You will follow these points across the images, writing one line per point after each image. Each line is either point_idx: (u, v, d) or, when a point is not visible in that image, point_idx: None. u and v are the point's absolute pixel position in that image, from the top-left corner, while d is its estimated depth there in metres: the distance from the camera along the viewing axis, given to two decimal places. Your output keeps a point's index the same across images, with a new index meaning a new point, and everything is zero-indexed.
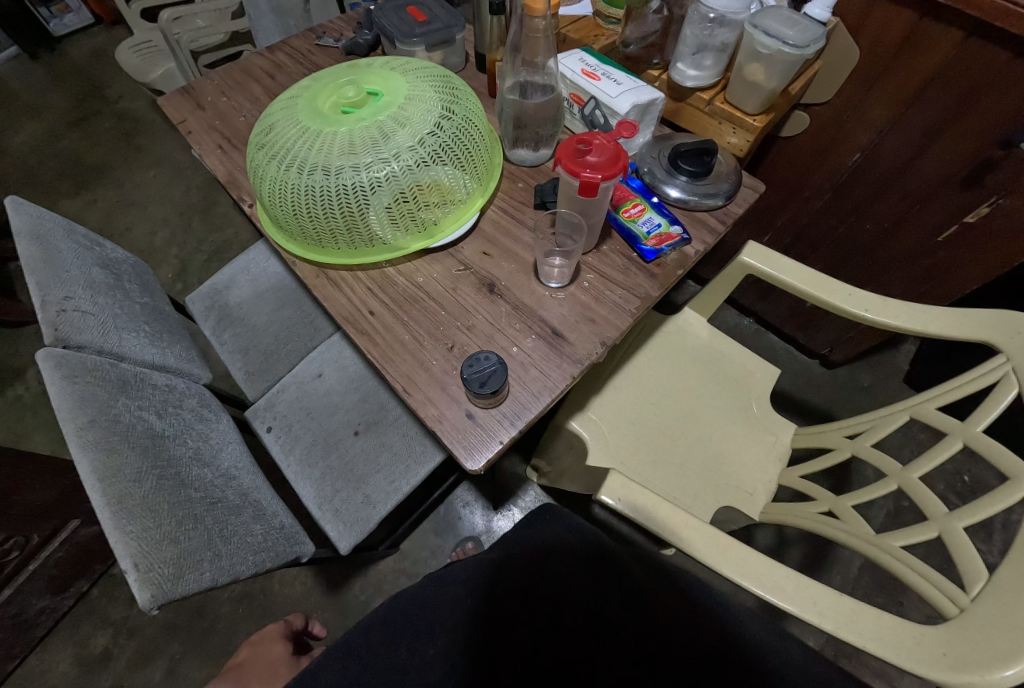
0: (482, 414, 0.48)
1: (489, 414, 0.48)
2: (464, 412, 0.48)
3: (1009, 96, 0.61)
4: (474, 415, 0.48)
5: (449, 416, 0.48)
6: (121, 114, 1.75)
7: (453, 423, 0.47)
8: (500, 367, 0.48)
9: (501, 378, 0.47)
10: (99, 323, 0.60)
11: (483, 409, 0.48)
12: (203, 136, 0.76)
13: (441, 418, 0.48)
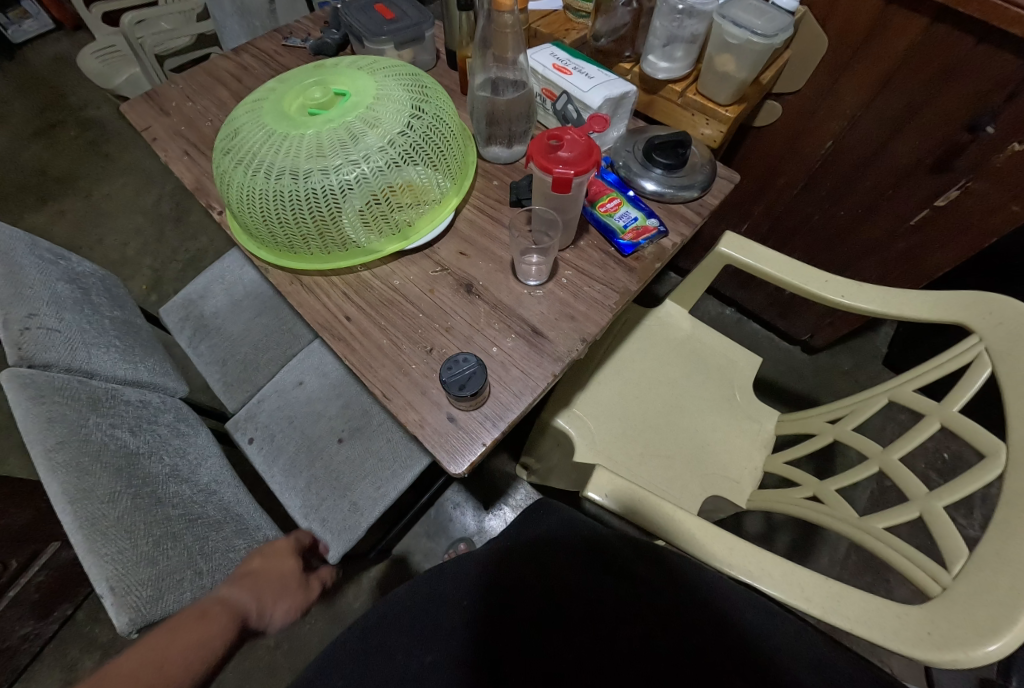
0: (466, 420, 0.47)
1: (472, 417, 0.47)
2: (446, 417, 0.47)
3: (975, 80, 0.62)
4: (456, 421, 0.47)
5: (433, 420, 0.47)
6: (87, 122, 1.70)
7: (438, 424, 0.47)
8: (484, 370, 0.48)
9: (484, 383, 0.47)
10: (66, 340, 0.58)
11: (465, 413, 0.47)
12: (169, 143, 0.73)
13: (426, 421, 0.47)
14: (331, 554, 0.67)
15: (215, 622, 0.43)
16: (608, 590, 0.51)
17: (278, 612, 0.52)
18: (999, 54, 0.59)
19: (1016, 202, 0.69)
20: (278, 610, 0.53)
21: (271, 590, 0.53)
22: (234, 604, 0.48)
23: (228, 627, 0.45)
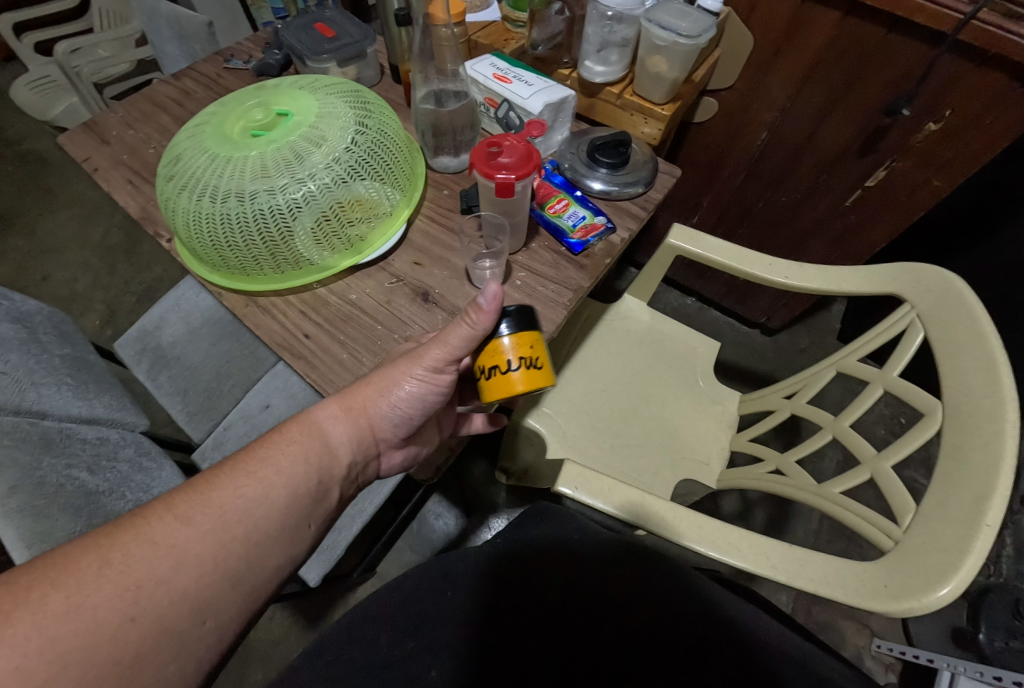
0: (493, 369, 0.44)
1: (525, 385, 0.43)
2: (473, 314, 0.42)
3: (889, 67, 0.67)
4: (487, 315, 0.41)
5: (454, 369, 0.47)
6: (25, 156, 1.63)
7: (469, 342, 0.43)
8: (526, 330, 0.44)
9: (528, 343, 0.44)
10: (13, 382, 0.55)
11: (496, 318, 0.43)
12: (111, 173, 0.72)
13: (451, 339, 0.43)
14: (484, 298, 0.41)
15: (297, 462, 0.43)
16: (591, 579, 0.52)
17: (386, 402, 0.47)
18: (908, 41, 0.64)
19: (938, 177, 0.73)
20: (387, 384, 0.46)
21: (375, 402, 0.47)
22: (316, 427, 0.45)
23: (326, 477, 0.45)
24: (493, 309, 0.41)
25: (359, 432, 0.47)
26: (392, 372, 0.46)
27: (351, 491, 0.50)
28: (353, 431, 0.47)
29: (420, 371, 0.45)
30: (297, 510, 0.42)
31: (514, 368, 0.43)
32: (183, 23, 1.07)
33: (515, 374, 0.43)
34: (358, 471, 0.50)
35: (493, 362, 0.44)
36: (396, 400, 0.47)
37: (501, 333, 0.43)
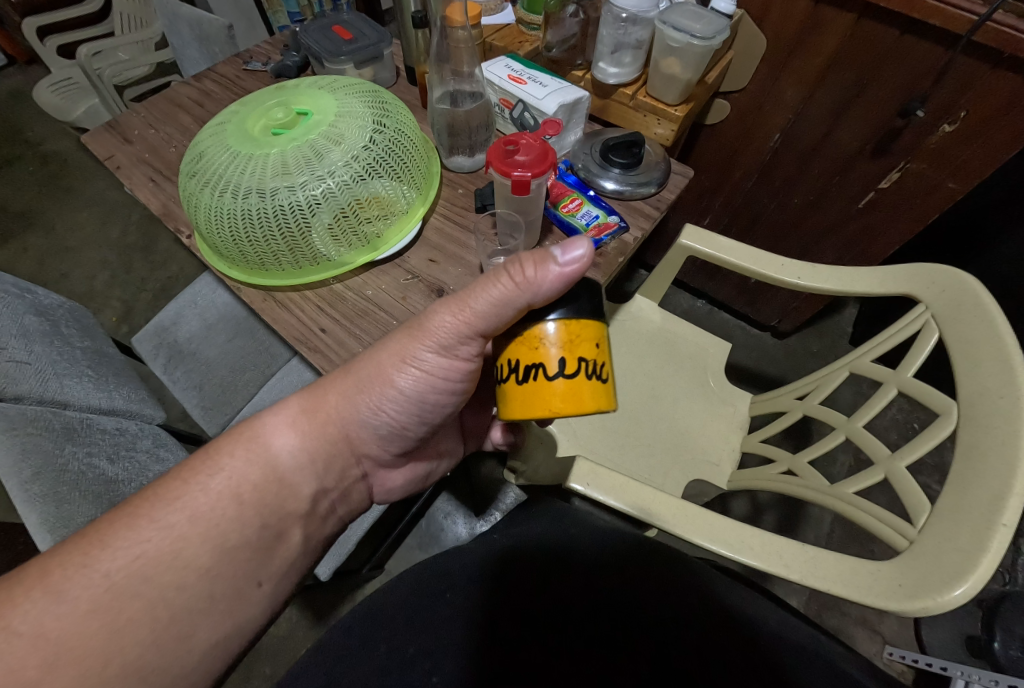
0: (534, 367, 0.40)
1: (565, 398, 0.40)
2: (532, 265, 0.38)
3: (902, 68, 0.67)
4: (552, 277, 0.38)
5: (466, 350, 0.45)
6: (46, 156, 1.67)
7: (506, 303, 0.39)
8: (583, 316, 0.41)
9: (581, 336, 0.41)
10: (36, 371, 0.56)
11: (566, 288, 0.39)
12: (133, 171, 0.73)
13: (489, 292, 0.39)
14: (558, 254, 0.38)
15: (230, 506, 0.40)
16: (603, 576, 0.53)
17: (370, 405, 0.46)
18: (922, 43, 0.64)
19: (953, 179, 0.73)
20: (379, 376, 0.45)
21: (347, 413, 0.47)
22: (266, 440, 0.44)
23: (275, 517, 0.43)
24: (566, 276, 0.38)
25: (324, 451, 0.47)
26: (386, 360, 0.45)
27: (328, 531, 0.50)
28: (306, 452, 0.45)
29: (431, 349, 0.44)
30: (240, 559, 0.41)
31: (560, 370, 0.40)
32: (205, 27, 1.09)
33: (557, 381, 0.40)
34: (327, 495, 0.49)
35: (537, 358, 0.40)
36: (387, 399, 0.46)
37: (551, 318, 0.40)
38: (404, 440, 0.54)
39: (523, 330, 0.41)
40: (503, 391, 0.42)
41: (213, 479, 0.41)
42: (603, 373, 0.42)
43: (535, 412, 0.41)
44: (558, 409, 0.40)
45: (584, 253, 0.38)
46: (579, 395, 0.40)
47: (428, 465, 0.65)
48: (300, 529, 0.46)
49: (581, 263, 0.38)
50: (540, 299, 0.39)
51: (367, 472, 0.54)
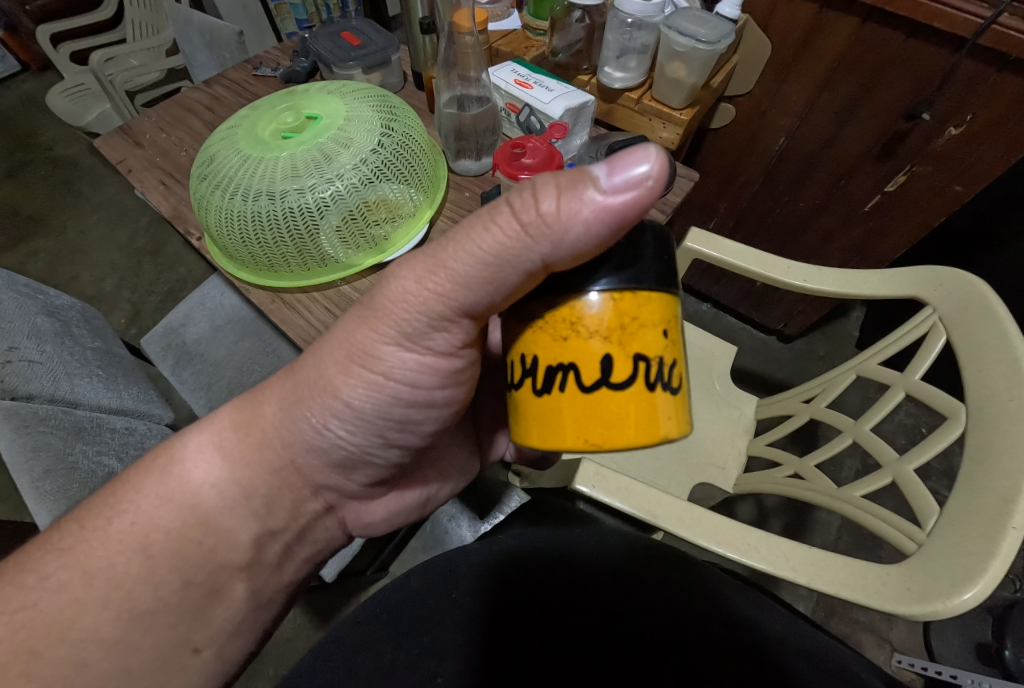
0: (560, 371, 0.29)
1: (604, 422, 0.28)
2: (550, 200, 0.27)
3: (908, 72, 0.67)
4: (585, 216, 0.26)
5: (440, 340, 0.36)
6: (58, 161, 1.70)
7: (502, 260, 0.28)
8: (641, 291, 0.28)
9: (634, 328, 0.28)
10: (48, 370, 0.55)
11: (609, 238, 0.26)
12: (144, 174, 0.75)
13: (475, 244, 0.29)
14: (604, 179, 0.26)
15: (139, 562, 0.37)
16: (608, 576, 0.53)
17: (313, 421, 0.39)
18: (927, 47, 0.64)
19: (959, 182, 0.73)
20: (323, 383, 0.38)
21: (289, 435, 0.40)
22: (187, 472, 0.39)
23: (204, 572, 0.40)
24: (609, 215, 0.26)
25: (260, 485, 0.41)
26: (330, 361, 0.38)
27: (290, 576, 0.47)
28: (237, 486, 0.40)
29: (388, 344, 0.36)
30: (175, 612, 0.39)
31: (599, 380, 0.28)
32: (216, 33, 1.10)
33: (595, 394, 0.28)
34: (280, 537, 0.44)
35: (566, 360, 0.28)
36: (332, 413, 0.39)
37: (593, 288, 0.27)
38: (370, 472, 0.46)
39: (550, 312, 0.29)
40: (517, 399, 0.32)
41: (117, 523, 0.37)
42: (664, 381, 0.29)
43: (560, 436, 0.30)
44: (597, 429, 0.29)
45: (650, 177, 0.25)
46: (624, 417, 0.29)
47: (429, 489, 0.58)
48: (243, 581, 0.42)
49: (640, 194, 0.25)
50: (560, 252, 0.27)
51: (332, 505, 0.47)
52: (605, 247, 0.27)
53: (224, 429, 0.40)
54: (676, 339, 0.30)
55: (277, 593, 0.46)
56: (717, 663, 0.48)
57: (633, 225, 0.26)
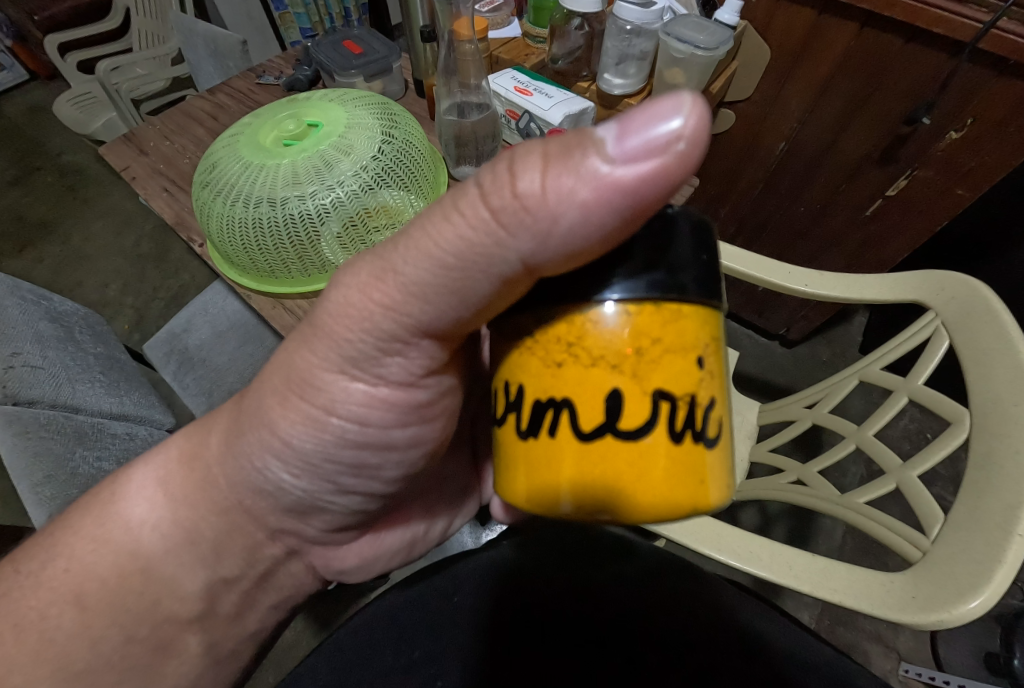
0: (552, 409, 0.25)
1: (604, 472, 0.25)
2: (535, 176, 0.21)
3: (907, 77, 0.67)
4: (582, 197, 0.21)
5: (395, 366, 0.33)
6: (65, 168, 1.72)
7: (469, 262, 0.24)
8: (664, 305, 0.24)
9: (647, 359, 0.24)
10: (51, 376, 0.55)
11: (616, 224, 0.22)
12: (148, 181, 0.75)
13: (433, 240, 0.24)
14: (612, 143, 0.20)
15: (73, 615, 0.37)
16: (613, 584, 0.53)
17: (253, 459, 0.37)
18: (925, 52, 0.64)
19: (961, 185, 0.72)
20: (262, 417, 0.35)
21: (231, 475, 0.38)
22: (127, 511, 0.39)
23: (147, 627, 0.40)
24: (619, 196, 0.20)
25: (209, 530, 0.40)
26: (271, 390, 0.35)
27: (253, 625, 0.47)
28: (181, 529, 0.39)
29: (331, 373, 0.32)
30: (134, 644, 0.39)
31: (599, 422, 0.24)
32: (219, 42, 1.11)
33: (595, 437, 0.24)
34: (236, 585, 0.44)
35: (559, 396, 0.25)
36: (273, 453, 0.36)
37: (608, 299, 0.24)
38: (329, 518, 0.44)
39: (543, 331, 0.26)
40: (504, 437, 0.29)
41: (49, 568, 0.37)
42: (687, 427, 0.25)
43: (552, 487, 0.26)
44: (597, 480, 0.25)
45: (682, 141, 0.19)
46: (630, 469, 0.25)
47: (413, 530, 0.56)
48: (196, 635, 0.42)
49: (664, 161, 0.19)
50: (547, 246, 0.22)
51: (295, 551, 0.46)
52: (613, 236, 0.22)
53: (169, 463, 0.40)
54: (709, 368, 0.26)
55: (238, 646, 0.46)
56: (717, 660, 0.48)
57: (651, 206, 0.21)
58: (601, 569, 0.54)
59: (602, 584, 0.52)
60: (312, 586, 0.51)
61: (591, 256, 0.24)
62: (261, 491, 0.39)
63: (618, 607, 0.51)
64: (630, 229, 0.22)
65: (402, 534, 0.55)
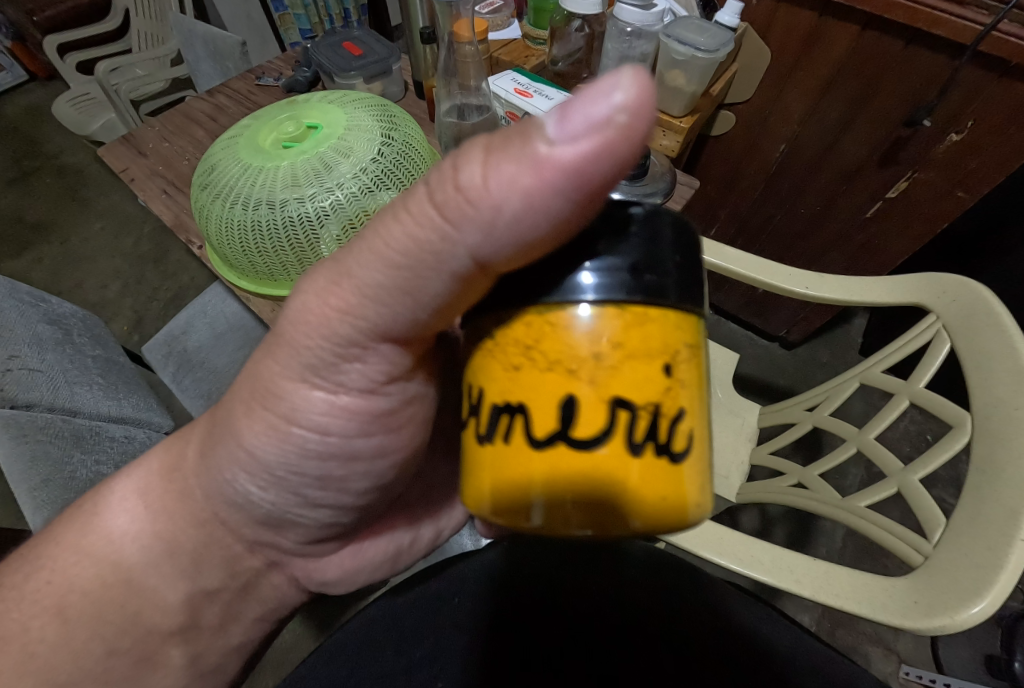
0: (508, 414, 0.24)
1: (554, 479, 0.23)
2: (475, 167, 0.20)
3: (908, 79, 0.67)
4: (525, 183, 0.19)
5: (354, 372, 0.32)
6: (64, 169, 1.71)
7: (418, 261, 0.23)
8: (629, 305, 0.22)
9: (606, 366, 0.22)
10: (49, 379, 0.55)
11: (566, 208, 0.20)
12: (146, 183, 0.75)
13: (384, 240, 0.24)
14: (551, 125, 0.19)
15: (55, 628, 0.37)
16: (613, 587, 0.52)
17: (223, 474, 0.37)
18: (926, 54, 0.64)
19: (961, 188, 0.72)
20: (230, 429, 0.36)
21: (207, 485, 0.38)
22: (108, 523, 0.39)
23: (129, 640, 0.39)
24: (561, 178, 0.19)
25: (185, 539, 0.40)
26: (238, 400, 0.35)
27: (238, 638, 0.46)
28: (160, 541, 0.39)
29: (291, 381, 0.32)
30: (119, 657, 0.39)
31: (553, 429, 0.22)
32: (219, 43, 1.11)
33: (547, 444, 0.23)
34: (218, 598, 0.43)
35: (514, 401, 0.23)
36: (240, 466, 0.36)
37: (573, 298, 0.23)
38: (302, 532, 0.44)
39: (503, 332, 0.25)
40: (466, 443, 0.27)
41: (33, 581, 0.37)
42: (648, 439, 0.23)
43: (505, 494, 0.25)
44: (552, 487, 0.24)
45: (621, 112, 0.18)
46: (587, 478, 0.23)
47: (397, 541, 0.54)
48: (179, 648, 0.42)
49: (607, 137, 0.18)
50: (494, 236, 0.22)
51: (275, 562, 0.46)
52: (563, 223, 0.21)
53: (150, 475, 0.40)
54: (681, 373, 0.24)
55: (223, 659, 0.45)
56: (719, 660, 0.48)
57: (598, 185, 0.20)
58: (602, 571, 0.53)
59: (602, 587, 0.52)
60: (296, 599, 0.50)
61: (544, 247, 0.23)
62: (247, 504, 0.39)
63: (618, 610, 0.51)
64: (580, 215, 0.21)
65: (384, 548, 0.53)
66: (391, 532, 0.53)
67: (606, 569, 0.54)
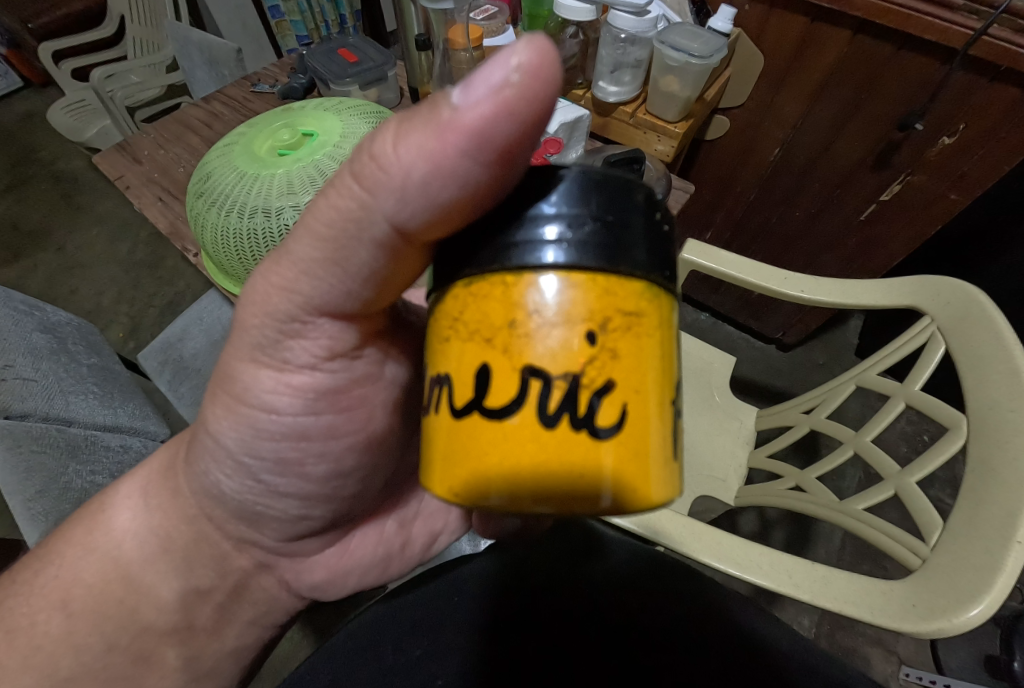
0: (440, 386, 0.23)
1: (469, 455, 0.22)
2: (389, 140, 0.21)
3: (900, 83, 0.68)
4: (428, 146, 0.20)
5: (300, 350, 0.31)
6: (59, 175, 1.71)
7: (342, 232, 0.24)
8: (571, 270, 0.21)
9: (517, 328, 0.21)
10: (43, 388, 0.55)
11: (477, 174, 0.21)
12: (142, 190, 0.75)
13: (315, 217, 0.24)
14: (455, 92, 0.20)
15: (60, 620, 0.37)
16: (615, 592, 0.52)
17: (202, 471, 0.38)
18: (918, 58, 0.65)
19: (954, 190, 0.73)
20: (202, 420, 0.37)
21: (193, 484, 0.39)
22: (114, 521, 0.40)
23: (127, 635, 0.39)
24: (463, 139, 0.20)
25: (179, 535, 0.41)
26: (206, 391, 0.36)
27: (233, 641, 0.45)
28: (157, 536, 0.40)
29: (245, 364, 0.32)
30: (116, 654, 0.39)
31: (470, 398, 0.21)
32: (215, 51, 1.11)
33: (465, 414, 0.22)
34: (211, 598, 0.43)
35: (444, 371, 0.23)
36: (212, 456, 0.37)
37: (510, 265, 0.21)
38: (300, 532, 0.43)
39: (441, 305, 0.24)
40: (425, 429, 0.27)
41: (44, 576, 0.38)
42: (565, 412, 0.20)
43: (435, 472, 0.23)
44: (474, 466, 0.22)
45: (513, 71, 0.18)
46: (507, 456, 0.21)
47: (388, 543, 0.51)
48: (174, 648, 0.41)
49: (503, 99, 0.19)
50: (408, 204, 0.22)
51: (266, 562, 0.45)
52: (480, 188, 0.21)
53: (153, 477, 0.41)
54: (629, 345, 0.21)
55: (219, 662, 0.44)
56: (722, 663, 0.47)
57: (504, 146, 0.20)
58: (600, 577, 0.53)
59: (602, 593, 0.52)
60: (292, 604, 0.48)
61: (466, 217, 0.23)
62: (240, 504, 0.40)
63: (618, 615, 0.51)
64: (497, 183, 0.21)
65: (373, 547, 0.50)
66: (380, 526, 0.51)
67: (603, 572, 0.53)
